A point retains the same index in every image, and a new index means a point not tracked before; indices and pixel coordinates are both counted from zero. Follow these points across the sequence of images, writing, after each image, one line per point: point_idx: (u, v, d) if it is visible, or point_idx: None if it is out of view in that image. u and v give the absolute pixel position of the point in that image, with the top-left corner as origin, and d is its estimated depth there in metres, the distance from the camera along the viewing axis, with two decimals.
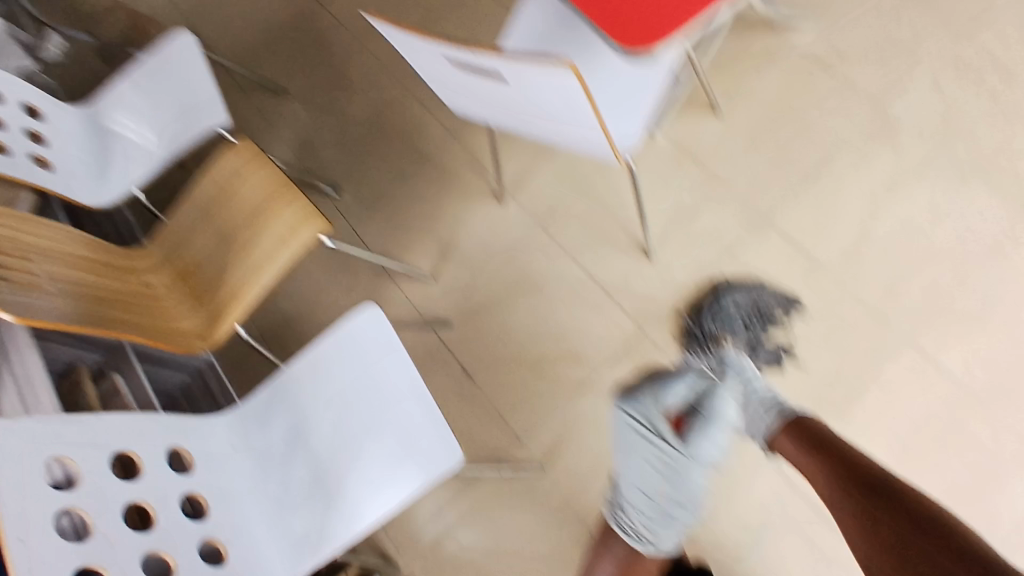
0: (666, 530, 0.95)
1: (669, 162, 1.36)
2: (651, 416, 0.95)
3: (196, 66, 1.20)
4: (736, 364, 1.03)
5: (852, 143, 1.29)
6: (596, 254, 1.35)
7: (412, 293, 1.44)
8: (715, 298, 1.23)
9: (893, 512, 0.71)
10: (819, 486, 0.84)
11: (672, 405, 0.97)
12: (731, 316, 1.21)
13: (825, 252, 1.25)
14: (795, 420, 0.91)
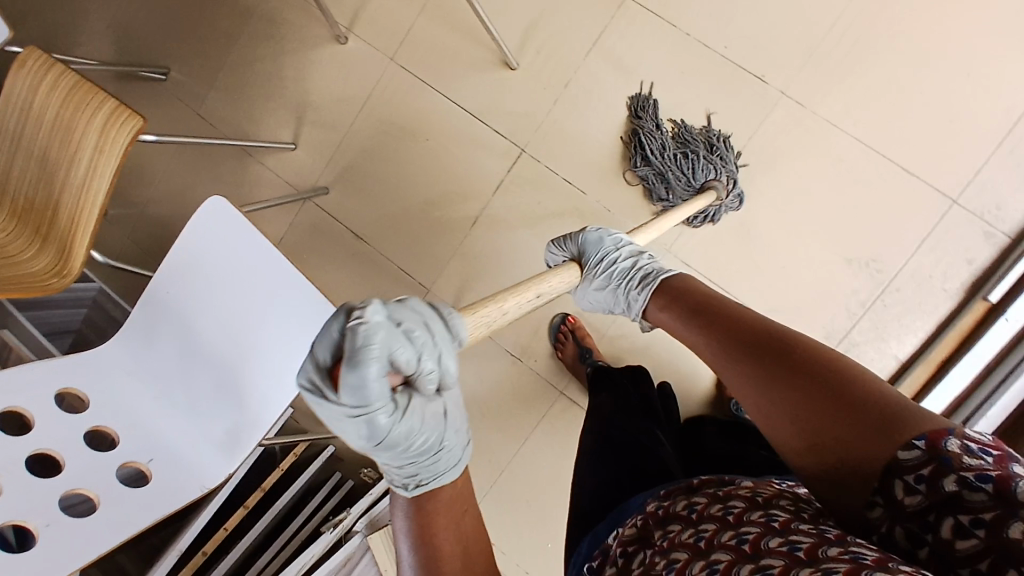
0: (440, 461, 0.60)
1: None
2: (312, 382, 0.54)
3: None
4: (593, 245, 0.91)
5: None
6: (457, 77, 1.24)
7: (281, 167, 1.33)
8: (635, 148, 1.15)
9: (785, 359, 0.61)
10: (700, 350, 0.72)
11: (323, 361, 0.53)
12: (678, 157, 1.12)
13: (691, 17, 1.15)
14: (665, 288, 0.82)
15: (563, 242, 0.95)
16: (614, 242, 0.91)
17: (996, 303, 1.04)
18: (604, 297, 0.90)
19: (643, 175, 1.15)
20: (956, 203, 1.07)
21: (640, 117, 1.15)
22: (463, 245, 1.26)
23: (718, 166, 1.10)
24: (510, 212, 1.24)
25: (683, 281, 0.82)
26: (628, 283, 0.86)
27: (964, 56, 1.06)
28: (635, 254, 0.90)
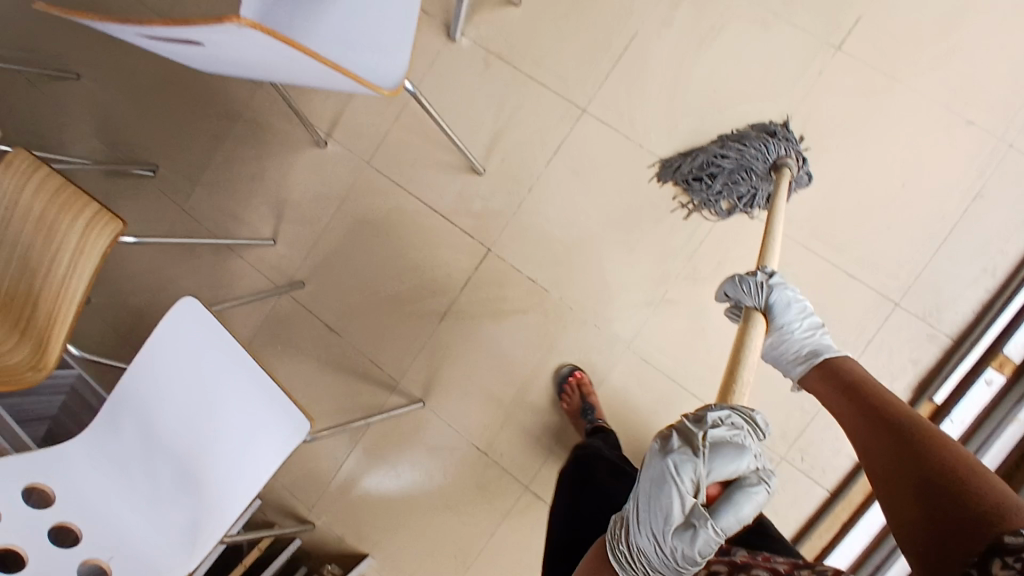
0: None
1: (479, 67, 1.32)
2: (692, 483, 0.64)
3: None
4: (782, 309, 0.88)
5: (652, 6, 1.25)
6: (427, 180, 1.32)
7: (259, 262, 1.39)
8: (698, 166, 1.09)
9: (910, 433, 0.62)
10: (843, 421, 0.71)
11: (715, 471, 0.64)
12: (735, 149, 1.04)
13: (642, 132, 1.25)
14: (824, 364, 0.83)
15: (749, 285, 0.89)
16: (799, 307, 0.89)
17: (941, 406, 1.11)
18: (771, 356, 0.89)
19: (724, 187, 1.06)
20: (898, 305, 1.15)
21: (675, 169, 1.16)
22: (432, 338, 1.29)
23: (780, 142, 1.04)
24: (477, 307, 1.28)
25: (847, 363, 0.81)
26: (799, 355, 0.87)
27: (895, 168, 1.16)
28: (814, 327, 0.89)
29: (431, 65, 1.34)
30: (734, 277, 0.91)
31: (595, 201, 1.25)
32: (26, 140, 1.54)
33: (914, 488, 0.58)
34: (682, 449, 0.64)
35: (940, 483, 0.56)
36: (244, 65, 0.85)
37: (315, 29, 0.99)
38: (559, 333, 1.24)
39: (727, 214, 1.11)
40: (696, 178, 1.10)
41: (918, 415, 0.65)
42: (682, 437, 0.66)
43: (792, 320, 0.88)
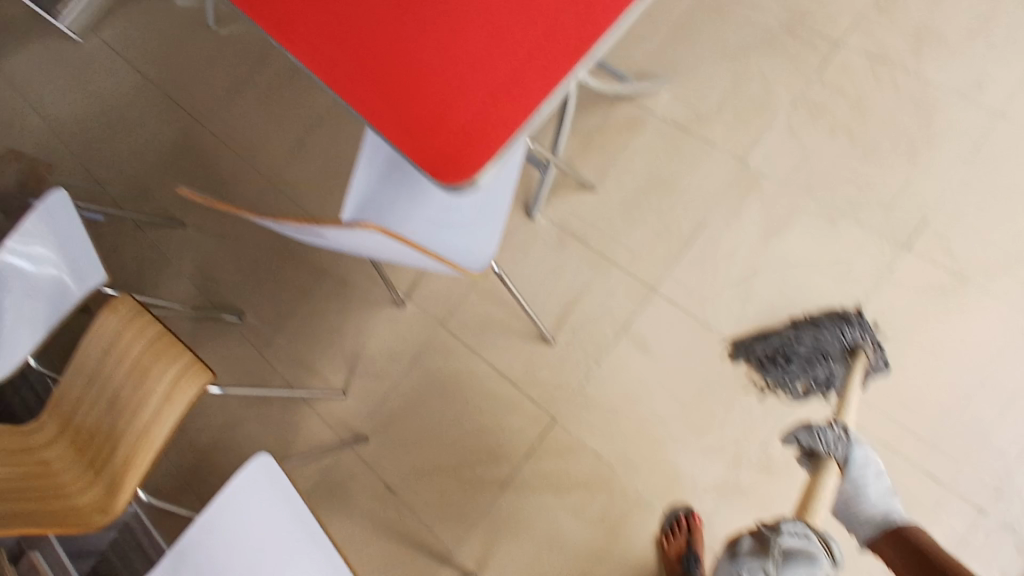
0: None
1: (555, 243, 1.41)
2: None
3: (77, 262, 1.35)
4: (852, 466, 0.84)
5: (721, 200, 1.35)
6: (497, 347, 1.36)
7: (326, 414, 1.42)
8: (768, 346, 1.12)
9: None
10: None
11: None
12: (811, 334, 1.07)
13: (710, 315, 1.29)
14: (898, 532, 0.78)
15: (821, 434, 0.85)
16: (868, 465, 0.84)
17: None
18: (841, 510, 0.84)
19: (801, 371, 1.06)
20: (985, 515, 1.09)
21: (747, 348, 1.19)
22: (492, 507, 1.28)
23: (854, 327, 1.07)
24: (539, 479, 1.27)
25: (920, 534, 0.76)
26: (869, 517, 0.81)
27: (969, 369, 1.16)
28: (889, 491, 0.83)
29: (510, 239, 1.44)
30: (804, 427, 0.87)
31: (663, 380, 1.27)
32: (122, 279, 1.65)
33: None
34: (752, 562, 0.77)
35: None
36: (350, 249, 0.93)
37: (412, 215, 1.10)
38: (622, 514, 1.22)
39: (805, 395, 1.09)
40: (771, 360, 1.11)
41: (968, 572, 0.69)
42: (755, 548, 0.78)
43: (866, 479, 0.83)
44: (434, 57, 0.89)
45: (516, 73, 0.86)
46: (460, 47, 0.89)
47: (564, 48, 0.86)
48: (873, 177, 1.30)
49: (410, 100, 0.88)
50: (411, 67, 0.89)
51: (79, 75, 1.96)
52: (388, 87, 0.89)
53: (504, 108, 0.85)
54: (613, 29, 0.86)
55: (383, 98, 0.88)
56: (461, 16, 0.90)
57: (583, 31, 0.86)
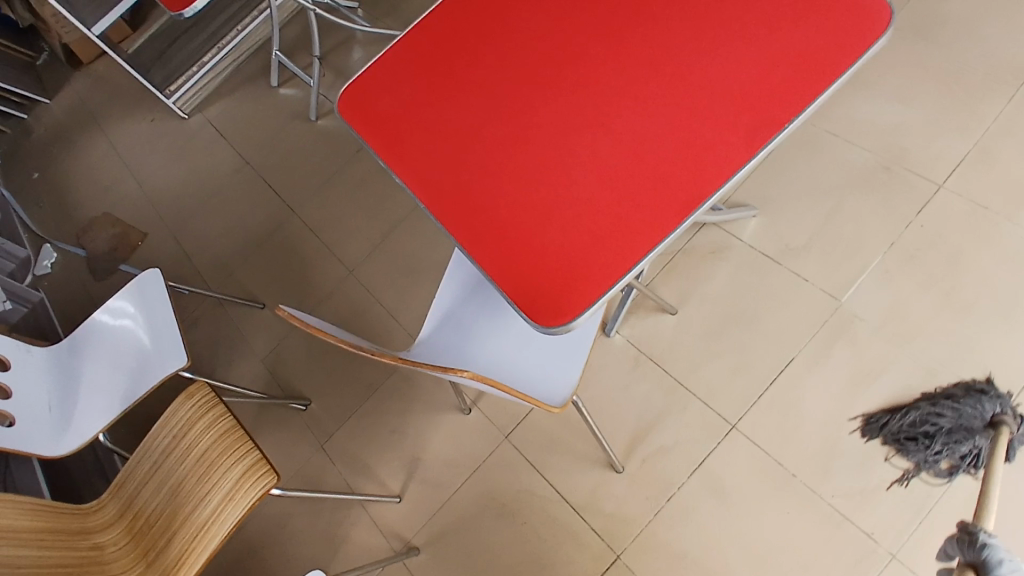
0: None
1: (629, 366, 1.38)
2: None
3: (161, 343, 1.41)
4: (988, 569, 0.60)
5: (807, 338, 1.31)
6: (562, 469, 1.32)
7: (379, 518, 1.38)
8: (905, 422, 1.18)
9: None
10: None
11: None
12: (950, 406, 1.14)
13: (791, 462, 1.22)
14: None
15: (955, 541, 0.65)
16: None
17: None
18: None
19: (942, 446, 1.12)
20: None
21: (880, 427, 1.20)
22: None
23: (993, 398, 1.08)
24: None
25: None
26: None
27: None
28: None
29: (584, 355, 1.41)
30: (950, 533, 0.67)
31: (738, 530, 1.20)
32: (200, 355, 1.69)
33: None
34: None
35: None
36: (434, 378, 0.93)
37: (494, 337, 1.12)
38: None
39: (948, 476, 1.14)
40: (909, 438, 1.17)
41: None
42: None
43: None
44: (540, 196, 0.93)
45: (619, 221, 0.89)
46: (568, 189, 0.93)
47: (670, 202, 0.88)
48: (974, 331, 1.24)
49: (515, 238, 0.91)
50: (518, 204, 0.94)
51: (182, 152, 2.08)
52: (493, 221, 0.94)
53: (606, 254, 0.87)
54: (720, 189, 0.88)
55: (487, 231, 0.93)
56: (569, 159, 0.95)
57: (691, 187, 0.89)
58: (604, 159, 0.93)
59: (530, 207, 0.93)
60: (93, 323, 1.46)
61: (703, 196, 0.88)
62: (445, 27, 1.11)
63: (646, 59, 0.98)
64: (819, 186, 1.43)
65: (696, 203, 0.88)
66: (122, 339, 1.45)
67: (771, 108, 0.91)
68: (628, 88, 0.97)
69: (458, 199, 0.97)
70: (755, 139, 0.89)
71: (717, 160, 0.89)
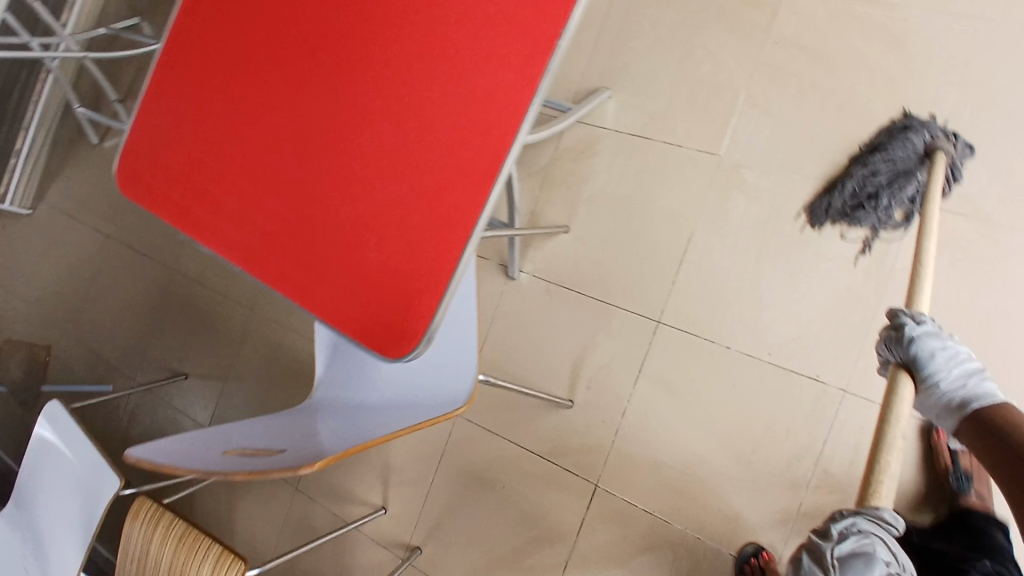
0: None
1: (544, 299, 1.33)
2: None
3: (78, 470, 1.32)
4: (926, 361, 0.80)
5: (702, 204, 1.23)
6: (519, 424, 1.32)
7: (374, 532, 1.40)
8: (841, 193, 1.12)
9: (1003, 436, 0.67)
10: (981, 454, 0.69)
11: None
12: (882, 158, 1.09)
13: (724, 334, 1.20)
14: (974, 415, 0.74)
15: (893, 340, 0.84)
16: (952, 353, 0.80)
17: None
18: (925, 412, 0.82)
19: (889, 199, 1.08)
20: None
21: (824, 209, 1.14)
22: None
23: (920, 131, 1.07)
24: (599, 550, 1.24)
25: (1003, 414, 0.71)
26: (947, 407, 0.78)
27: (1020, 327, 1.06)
28: (970, 373, 0.79)
29: (500, 306, 1.37)
30: (883, 329, 0.87)
31: (697, 419, 1.20)
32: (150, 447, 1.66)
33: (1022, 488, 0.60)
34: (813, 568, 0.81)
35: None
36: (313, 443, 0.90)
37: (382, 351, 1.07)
38: (693, 567, 1.18)
39: (905, 224, 1.10)
40: (856, 206, 1.11)
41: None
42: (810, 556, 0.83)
43: (939, 368, 0.79)
44: (345, 216, 0.85)
45: (429, 215, 0.81)
46: (368, 199, 0.84)
47: (473, 173, 0.80)
48: (860, 133, 1.15)
49: (337, 273, 0.84)
50: (328, 233, 0.85)
51: (44, 249, 1.94)
52: (310, 261, 0.86)
53: (429, 257, 0.80)
54: (517, 137, 0.79)
55: (308, 274, 0.86)
56: (359, 163, 0.85)
57: (488, 146, 0.79)
58: (392, 150, 0.84)
59: (339, 233, 0.85)
60: (27, 473, 1.42)
61: (503, 153, 0.79)
62: (176, 54, 0.95)
63: (395, 17, 0.85)
64: (662, 35, 1.29)
65: (499, 165, 0.79)
66: (50, 477, 1.38)
67: (538, 21, 0.78)
68: (388, 57, 0.85)
69: (267, 249, 0.89)
70: (534, 65, 0.78)
71: (504, 104, 0.79)
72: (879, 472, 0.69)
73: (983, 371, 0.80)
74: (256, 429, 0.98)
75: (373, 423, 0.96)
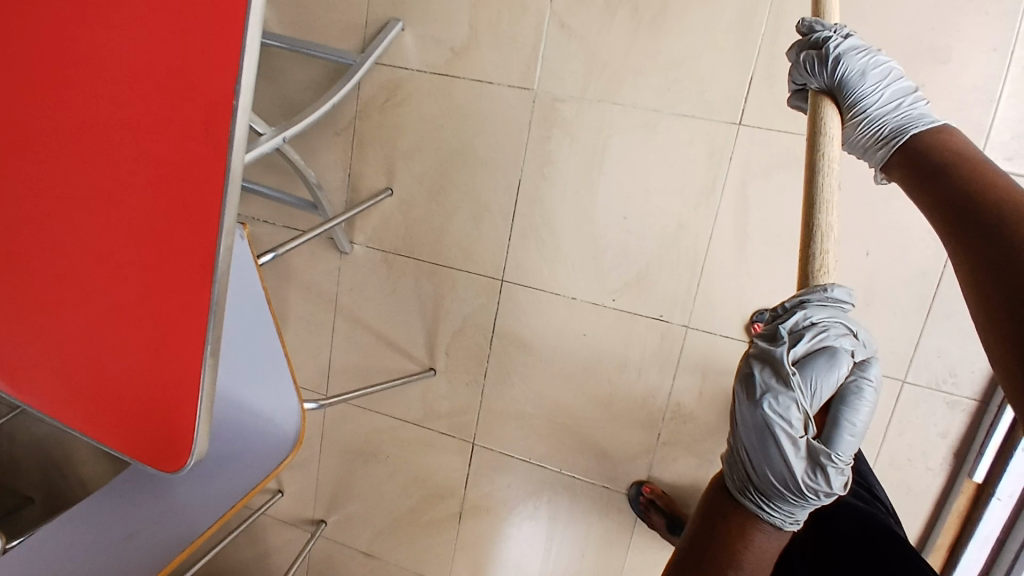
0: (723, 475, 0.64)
1: (385, 268, 1.24)
2: (799, 420, 0.54)
3: None
4: (855, 82, 0.71)
5: (524, 148, 1.12)
6: (388, 396, 1.29)
7: (278, 513, 1.42)
8: None
9: (955, 183, 0.57)
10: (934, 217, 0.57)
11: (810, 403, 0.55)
12: None
13: (567, 282, 1.15)
14: (909, 145, 0.67)
15: (810, 63, 0.73)
16: (881, 70, 0.72)
17: (984, 483, 1.01)
18: (851, 148, 0.74)
19: None
20: (907, 382, 1.03)
21: None
22: (456, 538, 1.30)
23: None
24: (486, 501, 1.27)
25: (944, 139, 0.65)
26: (877, 138, 0.70)
27: (836, 245, 1.03)
28: (900, 95, 0.72)
29: (342, 284, 1.26)
30: (798, 55, 0.76)
31: (554, 370, 1.18)
32: (39, 465, 1.61)
33: (988, 276, 0.49)
34: (777, 386, 0.55)
35: (1003, 238, 0.50)
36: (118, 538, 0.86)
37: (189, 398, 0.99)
38: (570, 503, 1.22)
39: None
40: None
41: (1017, 193, 0.52)
42: (771, 370, 0.56)
43: (869, 90, 0.71)
44: (70, 335, 0.72)
45: (160, 314, 0.68)
46: (96, 299, 0.70)
47: (193, 253, 0.66)
48: (675, 49, 1.03)
49: (86, 391, 0.73)
50: (62, 354, 0.73)
51: None
52: (56, 386, 0.74)
53: (174, 361, 0.69)
54: (224, 198, 0.64)
55: (59, 398, 0.74)
56: (61, 269, 0.70)
57: (198, 214, 0.65)
58: (100, 238, 0.68)
59: (74, 350, 0.72)
60: None
61: (219, 217, 0.64)
62: None
63: (34, 69, 0.64)
64: None
65: (218, 232, 0.65)
66: None
67: (207, 49, 0.61)
68: (48, 121, 0.65)
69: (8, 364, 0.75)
70: (214, 108, 0.62)
71: (199, 163, 0.64)
72: (812, 231, 0.59)
73: (914, 90, 0.73)
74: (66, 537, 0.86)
75: (201, 496, 0.91)
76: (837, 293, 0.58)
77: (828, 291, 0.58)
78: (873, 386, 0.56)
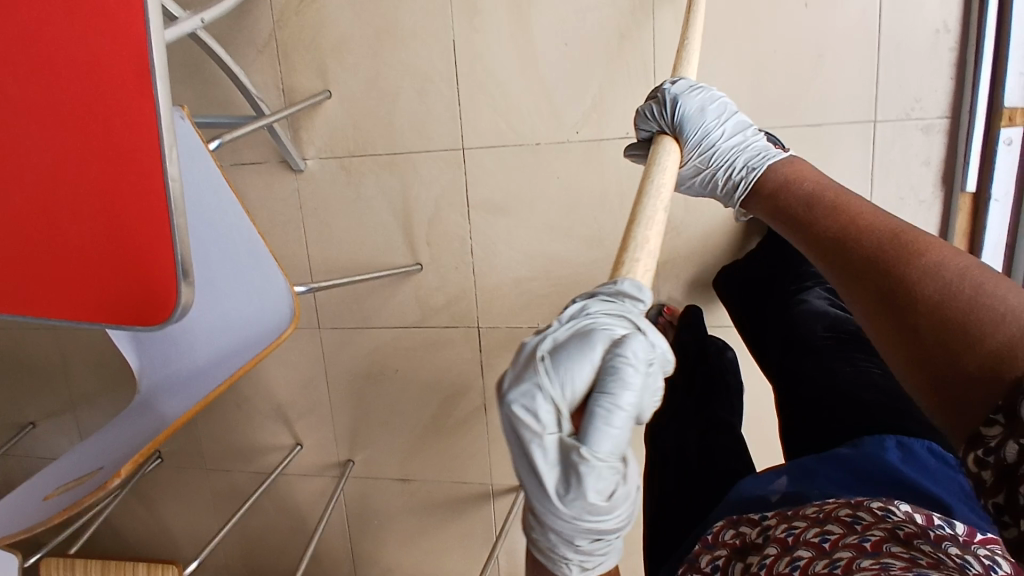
0: None
1: (344, 174, 1.21)
2: (548, 414, 0.47)
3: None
4: (697, 119, 0.80)
5: (450, 7, 1.10)
6: (381, 308, 1.25)
7: (303, 467, 1.37)
8: None
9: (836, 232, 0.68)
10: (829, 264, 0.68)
11: (558, 400, 0.47)
12: None
13: (529, 129, 1.13)
14: (763, 184, 0.81)
15: (652, 107, 0.82)
16: (717, 106, 0.82)
17: (978, 191, 1.01)
18: (704, 184, 0.87)
19: None
20: (877, 120, 1.04)
21: None
22: (488, 429, 1.26)
23: None
24: None
25: (794, 176, 0.79)
26: (731, 175, 0.83)
27: (774, 11, 1.04)
28: (739, 132, 0.84)
29: (305, 205, 1.23)
30: (640, 105, 0.84)
31: (538, 226, 1.16)
32: None
33: (889, 310, 0.59)
34: (523, 377, 0.48)
35: (886, 266, 0.62)
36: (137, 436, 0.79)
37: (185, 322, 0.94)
38: None
39: None
40: None
41: (881, 237, 0.65)
42: (523, 363, 0.49)
43: (709, 126, 0.81)
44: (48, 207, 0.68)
45: (116, 148, 0.63)
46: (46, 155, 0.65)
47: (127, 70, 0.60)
48: None
49: (78, 269, 0.70)
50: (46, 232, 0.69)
51: None
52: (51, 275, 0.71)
53: (138, 200, 0.65)
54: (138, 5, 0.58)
55: (59, 285, 0.71)
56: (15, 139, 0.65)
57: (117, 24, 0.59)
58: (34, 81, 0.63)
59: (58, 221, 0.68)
60: None
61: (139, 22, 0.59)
62: None
63: None
64: None
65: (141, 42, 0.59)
66: None
67: None
68: None
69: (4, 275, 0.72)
70: None
71: None
72: (630, 242, 0.58)
73: (748, 122, 0.85)
74: (71, 462, 0.79)
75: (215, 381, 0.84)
76: (625, 287, 0.53)
77: (619, 286, 0.53)
78: (634, 366, 0.47)
